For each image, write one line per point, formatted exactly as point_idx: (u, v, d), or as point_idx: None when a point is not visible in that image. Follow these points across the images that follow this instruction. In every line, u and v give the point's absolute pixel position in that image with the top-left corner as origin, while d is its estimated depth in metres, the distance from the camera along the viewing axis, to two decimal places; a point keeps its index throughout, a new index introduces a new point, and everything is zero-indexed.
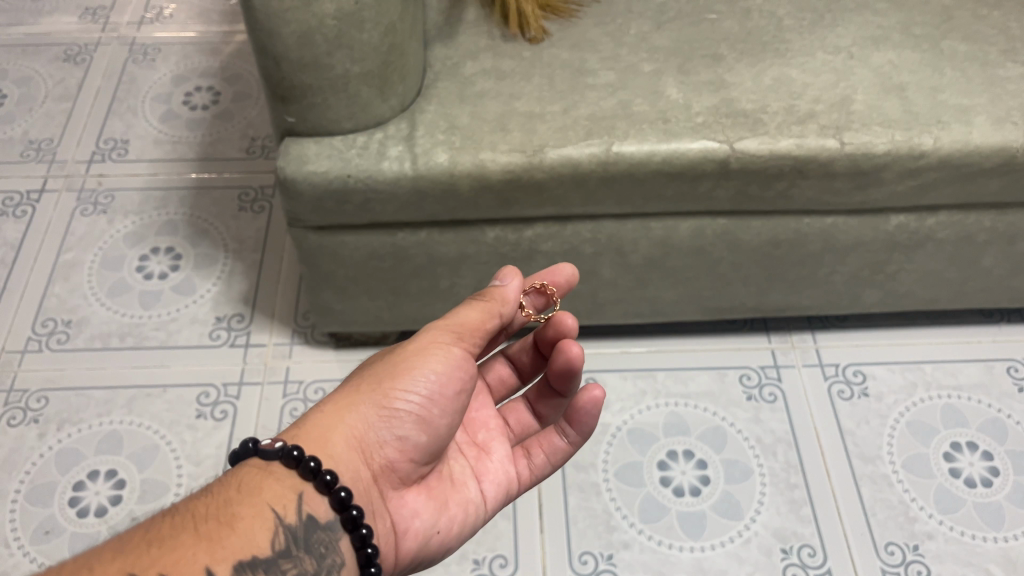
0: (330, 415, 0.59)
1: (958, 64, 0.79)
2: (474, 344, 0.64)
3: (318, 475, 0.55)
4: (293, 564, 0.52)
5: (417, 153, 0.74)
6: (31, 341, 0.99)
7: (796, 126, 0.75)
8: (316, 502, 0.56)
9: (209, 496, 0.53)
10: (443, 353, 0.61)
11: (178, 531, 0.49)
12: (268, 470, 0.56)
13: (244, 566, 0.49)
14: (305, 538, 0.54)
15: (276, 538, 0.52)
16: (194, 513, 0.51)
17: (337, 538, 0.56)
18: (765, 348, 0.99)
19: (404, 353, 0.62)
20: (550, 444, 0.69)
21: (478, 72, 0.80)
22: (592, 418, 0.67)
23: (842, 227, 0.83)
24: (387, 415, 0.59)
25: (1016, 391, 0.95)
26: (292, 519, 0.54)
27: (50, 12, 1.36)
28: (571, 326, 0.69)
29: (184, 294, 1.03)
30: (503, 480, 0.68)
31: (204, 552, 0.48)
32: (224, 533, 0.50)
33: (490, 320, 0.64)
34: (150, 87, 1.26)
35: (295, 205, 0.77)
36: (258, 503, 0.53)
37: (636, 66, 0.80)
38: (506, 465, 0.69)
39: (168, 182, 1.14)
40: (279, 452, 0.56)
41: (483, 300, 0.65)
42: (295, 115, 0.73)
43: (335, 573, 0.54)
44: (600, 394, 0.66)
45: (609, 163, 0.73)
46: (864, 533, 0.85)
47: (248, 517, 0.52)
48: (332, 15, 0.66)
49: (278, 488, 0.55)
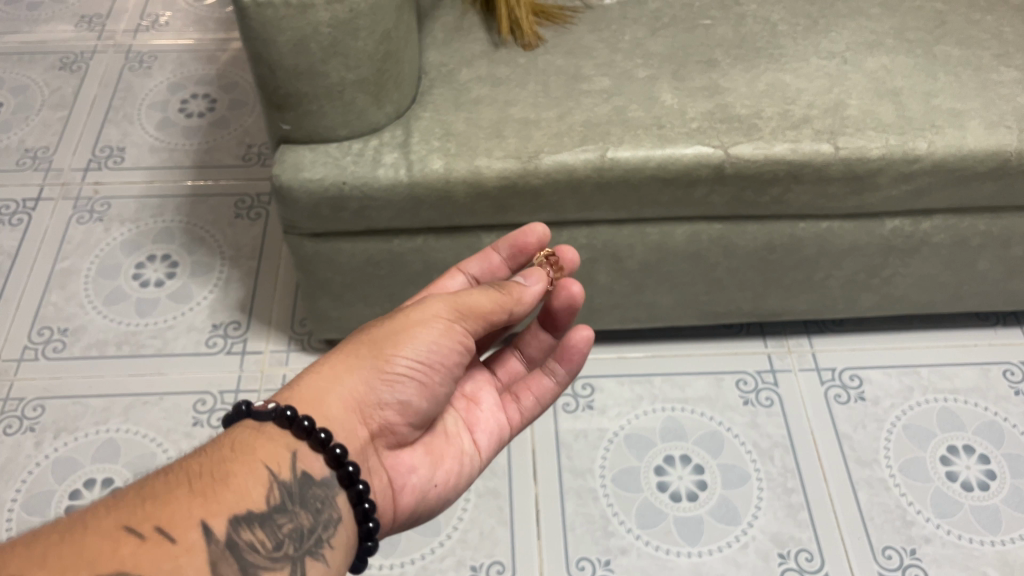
0: (328, 375, 0.59)
1: (951, 69, 0.80)
2: (478, 325, 0.63)
3: (313, 434, 0.56)
4: (288, 519, 0.52)
5: (412, 160, 0.74)
6: (27, 349, 0.99)
7: (790, 132, 0.75)
8: (311, 459, 0.56)
9: (202, 453, 0.53)
10: (446, 327, 0.61)
11: (172, 485, 0.49)
12: (261, 430, 0.55)
13: (240, 522, 0.49)
14: (300, 493, 0.54)
15: (271, 493, 0.52)
16: (188, 470, 0.51)
17: (334, 495, 0.56)
18: (761, 352, 0.99)
19: (405, 318, 0.61)
20: (538, 386, 0.72)
21: (473, 79, 0.80)
22: (581, 360, 0.71)
23: (837, 231, 0.83)
24: (386, 380, 0.59)
25: (1012, 394, 0.95)
26: (286, 475, 0.54)
27: (46, 20, 1.37)
28: (572, 258, 0.72)
29: (180, 301, 1.03)
30: (495, 429, 0.70)
31: (199, 507, 0.48)
32: (218, 489, 0.50)
33: (500, 309, 0.63)
34: (146, 95, 1.26)
35: (291, 212, 0.77)
36: (252, 460, 0.53)
37: (631, 73, 0.80)
38: (495, 413, 0.71)
39: (164, 189, 1.15)
40: (273, 412, 0.56)
41: (498, 290, 0.64)
42: (291, 122, 0.73)
43: (331, 527, 0.55)
44: (588, 334, 0.70)
45: (604, 170, 0.74)
46: (861, 537, 0.85)
47: (242, 473, 0.52)
48: (327, 23, 0.66)
49: (271, 446, 0.55)
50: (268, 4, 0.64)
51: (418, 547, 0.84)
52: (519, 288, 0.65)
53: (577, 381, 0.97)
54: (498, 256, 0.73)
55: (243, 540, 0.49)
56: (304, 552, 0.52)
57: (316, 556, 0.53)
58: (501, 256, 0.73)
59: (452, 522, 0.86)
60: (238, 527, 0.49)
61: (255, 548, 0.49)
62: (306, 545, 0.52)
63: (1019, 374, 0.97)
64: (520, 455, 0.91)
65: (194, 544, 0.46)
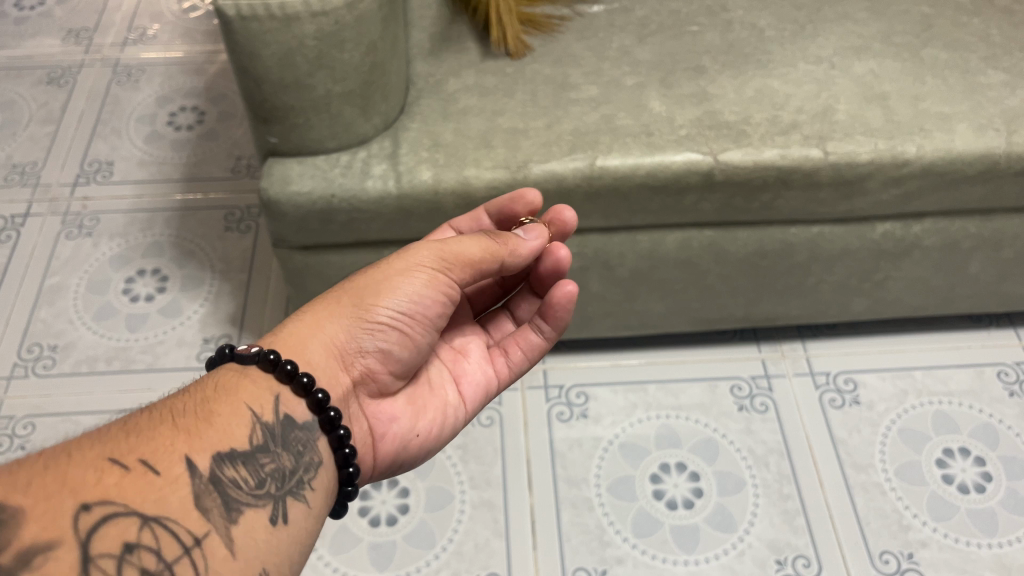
0: (311, 322, 0.60)
1: (939, 73, 0.80)
2: (466, 275, 0.63)
3: (296, 378, 0.55)
4: (271, 459, 0.52)
5: (401, 171, 0.74)
6: (17, 366, 0.98)
7: (779, 137, 0.75)
8: (294, 404, 0.55)
9: (184, 393, 0.52)
10: (432, 276, 0.61)
11: (155, 423, 0.48)
12: (244, 371, 0.55)
13: (223, 458, 0.49)
14: (282, 435, 0.54)
15: (253, 434, 0.52)
16: (170, 408, 0.50)
17: (315, 438, 0.56)
18: (755, 358, 0.99)
19: (389, 267, 0.62)
20: (526, 341, 0.70)
21: (461, 88, 0.80)
22: (566, 313, 0.68)
23: (829, 236, 0.83)
24: (368, 328, 0.60)
25: (1007, 396, 0.95)
26: (268, 417, 0.53)
27: (33, 35, 1.36)
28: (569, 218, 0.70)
29: (170, 316, 1.02)
30: (481, 381, 0.69)
31: (183, 442, 0.47)
32: (202, 426, 0.49)
33: (491, 258, 0.64)
34: (134, 108, 1.25)
35: (279, 225, 0.76)
36: (235, 400, 0.52)
37: (619, 81, 0.80)
38: (480, 365, 0.70)
39: (153, 203, 1.14)
40: (256, 356, 0.55)
41: (489, 238, 0.64)
42: (278, 135, 0.73)
43: (314, 469, 0.54)
44: (572, 288, 0.67)
45: (594, 178, 0.73)
46: (858, 542, 0.85)
47: (225, 412, 0.51)
48: (313, 36, 0.66)
49: (255, 388, 0.54)
50: (253, 18, 0.64)
51: (413, 560, 0.84)
52: (515, 240, 0.65)
53: (570, 389, 0.96)
54: (488, 219, 0.72)
55: (226, 476, 0.48)
56: (286, 492, 0.51)
57: (297, 496, 0.52)
58: (491, 218, 0.72)
59: (447, 535, 0.85)
60: (221, 464, 0.48)
61: (238, 485, 0.48)
62: (288, 485, 0.52)
63: (1013, 375, 0.97)
64: (514, 465, 0.90)
65: (179, 477, 0.46)
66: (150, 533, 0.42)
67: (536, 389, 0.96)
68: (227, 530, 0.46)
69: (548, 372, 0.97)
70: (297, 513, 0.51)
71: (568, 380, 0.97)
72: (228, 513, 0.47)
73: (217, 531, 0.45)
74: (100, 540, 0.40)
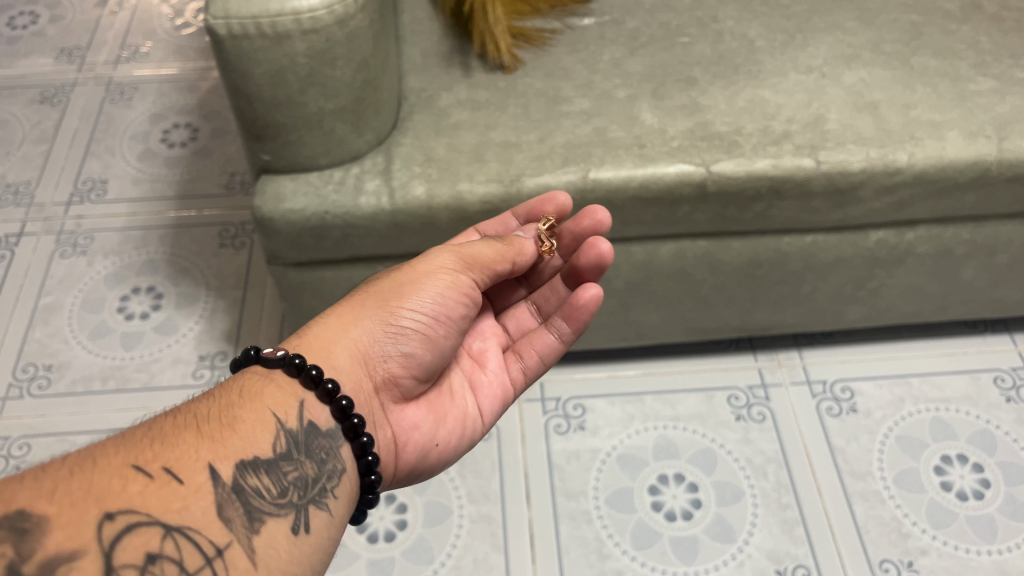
0: (336, 325, 0.60)
1: (929, 80, 0.80)
2: (482, 277, 0.65)
3: (321, 384, 0.55)
4: (294, 467, 0.51)
5: (394, 187, 0.74)
6: (12, 388, 0.97)
7: (771, 147, 0.75)
8: (317, 410, 0.55)
9: (209, 399, 0.52)
10: (453, 278, 0.62)
11: (179, 429, 0.48)
12: (270, 376, 0.55)
13: (246, 467, 0.48)
14: (305, 443, 0.53)
15: (277, 441, 0.51)
16: (194, 414, 0.50)
17: (338, 446, 0.55)
18: (752, 367, 0.99)
19: (412, 270, 0.63)
20: (543, 344, 0.71)
21: (454, 103, 0.80)
22: (588, 316, 0.69)
23: (822, 245, 0.83)
24: (391, 332, 0.60)
25: (1004, 401, 0.95)
26: (292, 424, 0.53)
27: (25, 54, 1.36)
28: (602, 219, 0.71)
29: (167, 334, 1.02)
30: (499, 390, 0.69)
31: (206, 450, 0.47)
32: (225, 433, 0.49)
33: (503, 259, 0.65)
34: (127, 126, 1.25)
35: (273, 242, 0.76)
36: (257, 407, 0.52)
37: (611, 93, 0.80)
38: (499, 374, 0.70)
39: (148, 221, 1.14)
40: (281, 360, 0.55)
41: (500, 242, 0.66)
42: (271, 152, 0.73)
43: (336, 478, 0.54)
44: (597, 292, 0.68)
45: (587, 191, 0.74)
46: (857, 551, 0.85)
47: (249, 420, 0.51)
48: (304, 54, 0.65)
49: (279, 394, 0.54)
50: (244, 36, 0.64)
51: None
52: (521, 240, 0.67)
53: (567, 401, 0.96)
54: (516, 222, 0.73)
55: (249, 484, 0.48)
56: (308, 501, 0.51)
57: (320, 504, 0.52)
58: (519, 222, 0.73)
59: (446, 549, 0.85)
60: (244, 472, 0.48)
61: (261, 493, 0.48)
62: (310, 494, 0.51)
63: (1009, 381, 0.97)
64: (512, 479, 0.90)
65: (202, 486, 0.45)
66: (173, 543, 0.42)
67: (533, 402, 0.96)
68: (249, 540, 0.46)
69: (545, 384, 0.97)
70: (319, 523, 0.51)
71: (565, 393, 0.97)
72: (251, 523, 0.46)
73: (239, 542, 0.45)
74: (124, 550, 0.40)
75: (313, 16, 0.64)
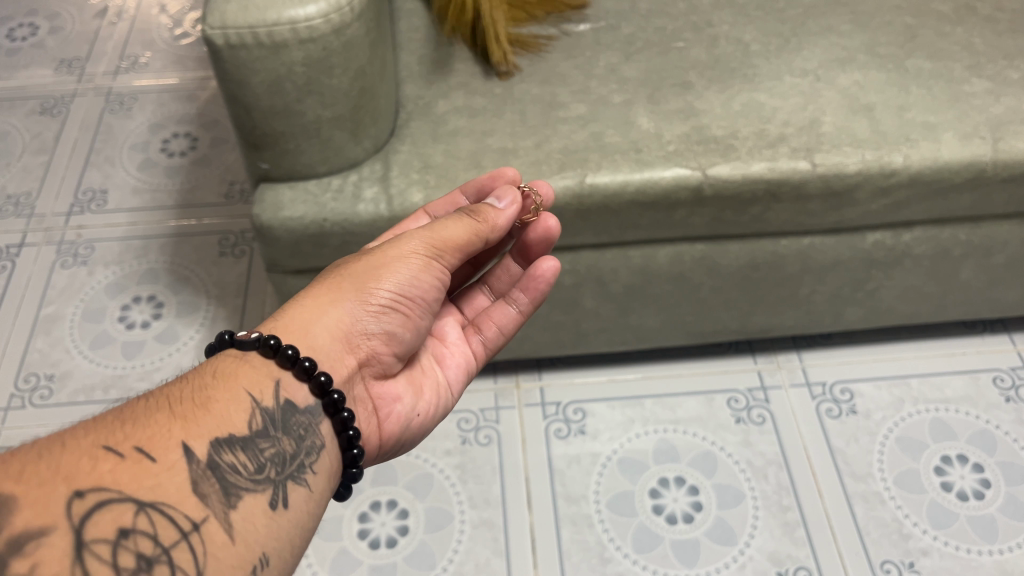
0: (313, 307, 0.59)
1: (924, 82, 0.80)
2: (455, 256, 0.65)
3: (298, 362, 0.55)
4: (271, 445, 0.52)
5: (392, 194, 0.74)
6: (14, 398, 0.98)
7: (766, 151, 0.75)
8: (294, 389, 0.55)
9: (182, 381, 0.52)
10: (427, 259, 0.62)
11: (151, 410, 0.48)
12: (244, 359, 0.55)
13: (220, 444, 0.48)
14: (282, 420, 0.54)
15: (252, 419, 0.51)
16: (167, 396, 0.49)
17: (318, 423, 0.56)
18: (752, 369, 0.99)
19: (386, 251, 0.62)
20: (502, 315, 0.71)
21: (451, 110, 0.80)
22: (546, 286, 0.70)
23: (820, 247, 0.83)
24: (372, 312, 0.60)
25: (1003, 401, 0.95)
26: (267, 402, 0.53)
27: (25, 66, 1.37)
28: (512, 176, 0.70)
29: (167, 342, 1.03)
30: (464, 361, 0.70)
31: (179, 429, 0.47)
32: (199, 414, 0.49)
33: (476, 238, 0.65)
34: (127, 136, 1.26)
35: (272, 250, 0.77)
36: (233, 386, 0.52)
37: (606, 98, 0.81)
38: (461, 346, 0.71)
39: (148, 230, 1.14)
40: (255, 342, 0.55)
41: (472, 217, 0.65)
42: (269, 161, 0.73)
43: (314, 454, 0.55)
44: (554, 264, 0.69)
45: (585, 196, 0.74)
46: (859, 553, 0.85)
47: (223, 399, 0.51)
48: (301, 63, 0.66)
49: (255, 374, 0.54)
50: (241, 46, 0.64)
51: None
52: (494, 212, 0.66)
53: (567, 405, 0.96)
54: (465, 200, 0.71)
55: (224, 461, 0.48)
56: (286, 477, 0.51)
57: (298, 480, 0.52)
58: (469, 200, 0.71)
59: (447, 555, 0.85)
60: (219, 449, 0.48)
61: (237, 470, 0.48)
62: (288, 470, 0.52)
63: (1008, 381, 0.97)
64: (513, 484, 0.90)
65: (175, 463, 0.45)
66: (146, 518, 0.42)
67: (533, 407, 0.96)
68: (225, 515, 0.46)
69: (545, 389, 0.98)
70: (297, 498, 0.51)
71: (565, 398, 0.97)
72: (228, 498, 0.46)
73: (216, 516, 0.45)
74: (95, 526, 0.40)
75: (309, 25, 0.64)
